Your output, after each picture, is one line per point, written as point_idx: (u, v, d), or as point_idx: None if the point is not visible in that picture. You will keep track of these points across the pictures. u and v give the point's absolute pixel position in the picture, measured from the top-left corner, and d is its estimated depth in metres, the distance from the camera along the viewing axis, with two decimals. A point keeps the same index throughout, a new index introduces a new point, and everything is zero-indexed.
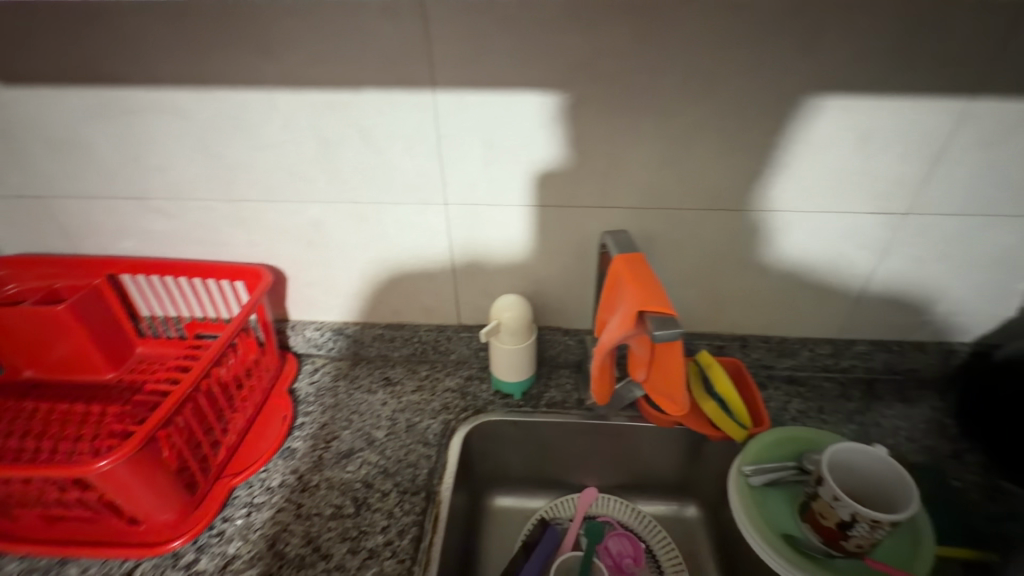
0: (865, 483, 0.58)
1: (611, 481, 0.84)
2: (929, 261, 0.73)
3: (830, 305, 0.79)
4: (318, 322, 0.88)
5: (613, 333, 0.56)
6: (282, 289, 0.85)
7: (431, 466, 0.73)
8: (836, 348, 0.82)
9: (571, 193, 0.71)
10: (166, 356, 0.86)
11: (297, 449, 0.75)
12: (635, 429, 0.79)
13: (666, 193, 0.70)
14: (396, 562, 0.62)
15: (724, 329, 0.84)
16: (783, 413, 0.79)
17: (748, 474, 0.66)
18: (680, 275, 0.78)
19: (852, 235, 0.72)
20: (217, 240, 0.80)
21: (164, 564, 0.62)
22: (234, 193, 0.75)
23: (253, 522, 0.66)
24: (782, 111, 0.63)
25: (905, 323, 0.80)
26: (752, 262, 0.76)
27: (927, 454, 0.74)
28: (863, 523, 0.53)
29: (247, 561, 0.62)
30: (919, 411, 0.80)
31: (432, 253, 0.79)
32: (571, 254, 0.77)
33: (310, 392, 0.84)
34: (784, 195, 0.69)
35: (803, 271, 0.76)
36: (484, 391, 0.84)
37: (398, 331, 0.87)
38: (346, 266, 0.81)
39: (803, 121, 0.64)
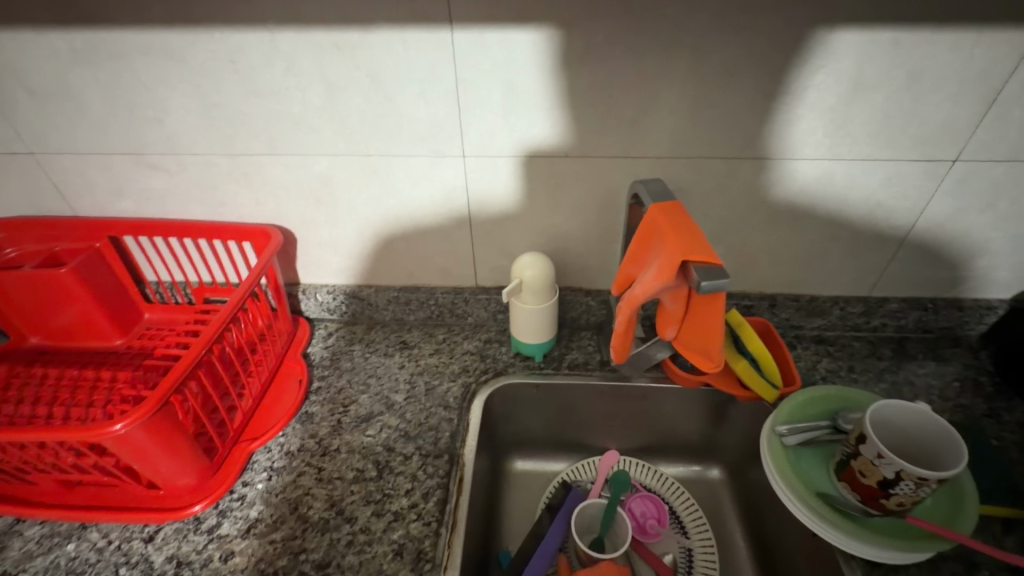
0: (908, 441, 0.56)
1: (634, 442, 0.83)
2: (974, 211, 0.69)
3: (865, 260, 0.76)
4: (329, 285, 0.85)
5: (648, 286, 0.52)
6: (292, 250, 0.81)
7: (452, 429, 0.71)
8: (867, 306, 0.80)
9: (595, 142, 0.67)
10: (175, 322, 0.84)
11: (315, 413, 0.73)
12: (659, 391, 0.77)
13: (697, 141, 0.66)
14: (422, 524, 0.61)
15: (752, 288, 0.81)
16: (812, 372, 0.77)
17: (781, 434, 0.64)
18: (709, 230, 0.75)
19: (895, 184, 0.68)
20: (222, 199, 0.77)
21: (187, 528, 0.61)
22: (238, 147, 0.71)
23: (274, 486, 0.65)
24: (829, 46, 0.58)
25: (942, 279, 0.77)
26: (786, 216, 0.72)
27: (963, 413, 0.72)
28: (908, 481, 0.51)
29: (270, 525, 0.61)
30: (953, 369, 0.78)
31: (448, 209, 0.75)
32: (594, 208, 0.73)
33: (325, 356, 0.82)
34: (825, 142, 0.65)
35: (840, 225, 0.72)
36: (503, 353, 0.82)
37: (412, 294, 0.84)
38: (357, 224, 0.78)
39: (852, 57, 0.58)
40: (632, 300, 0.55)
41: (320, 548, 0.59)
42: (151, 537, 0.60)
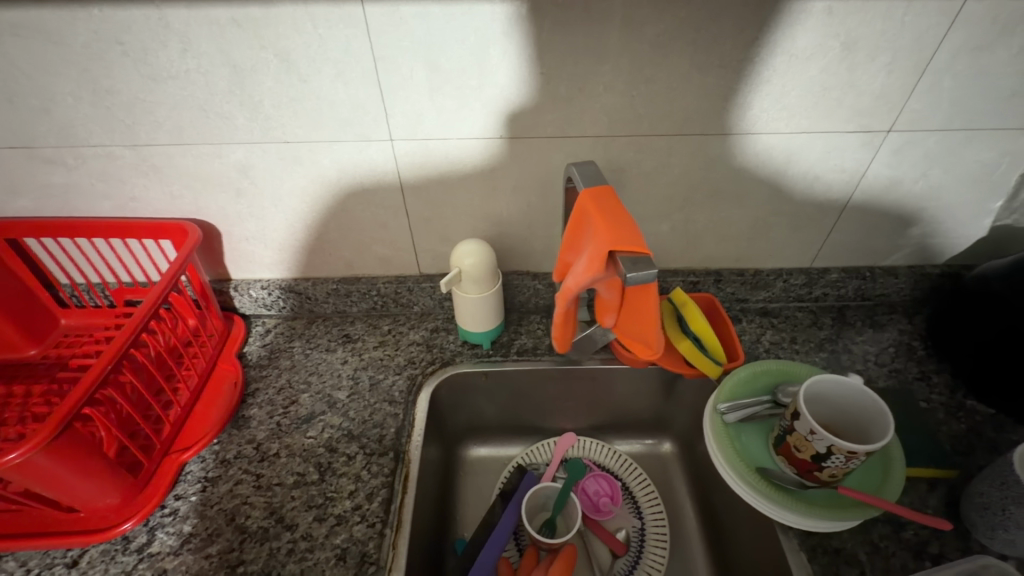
0: (840, 413, 0.57)
1: (587, 423, 0.83)
2: (908, 180, 0.70)
3: (806, 232, 0.76)
4: (263, 280, 0.80)
5: (580, 276, 0.51)
6: (217, 244, 0.76)
7: (398, 424, 0.69)
8: (810, 277, 0.81)
9: (531, 122, 0.64)
10: (96, 327, 0.78)
11: (253, 417, 0.70)
12: (609, 372, 0.77)
13: (635, 118, 0.63)
14: (366, 526, 0.59)
15: (697, 264, 0.81)
16: (757, 345, 0.78)
17: (723, 412, 0.65)
18: (651, 209, 0.73)
19: (833, 157, 0.68)
20: (131, 193, 0.70)
21: (114, 548, 0.58)
22: (141, 137, 0.64)
23: (209, 498, 0.62)
24: (764, 17, 0.56)
25: (879, 248, 0.78)
26: (728, 192, 0.71)
27: (896, 377, 0.74)
28: (838, 455, 0.52)
29: (204, 539, 0.58)
30: (888, 335, 0.80)
31: (382, 196, 0.71)
32: (536, 190, 0.70)
33: (262, 355, 0.78)
34: (762, 116, 0.64)
35: (780, 198, 0.72)
36: (451, 342, 0.79)
37: (353, 286, 0.80)
38: (285, 216, 0.73)
39: (786, 28, 0.56)
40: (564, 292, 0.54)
41: (259, 558, 0.57)
42: (76, 561, 0.57)
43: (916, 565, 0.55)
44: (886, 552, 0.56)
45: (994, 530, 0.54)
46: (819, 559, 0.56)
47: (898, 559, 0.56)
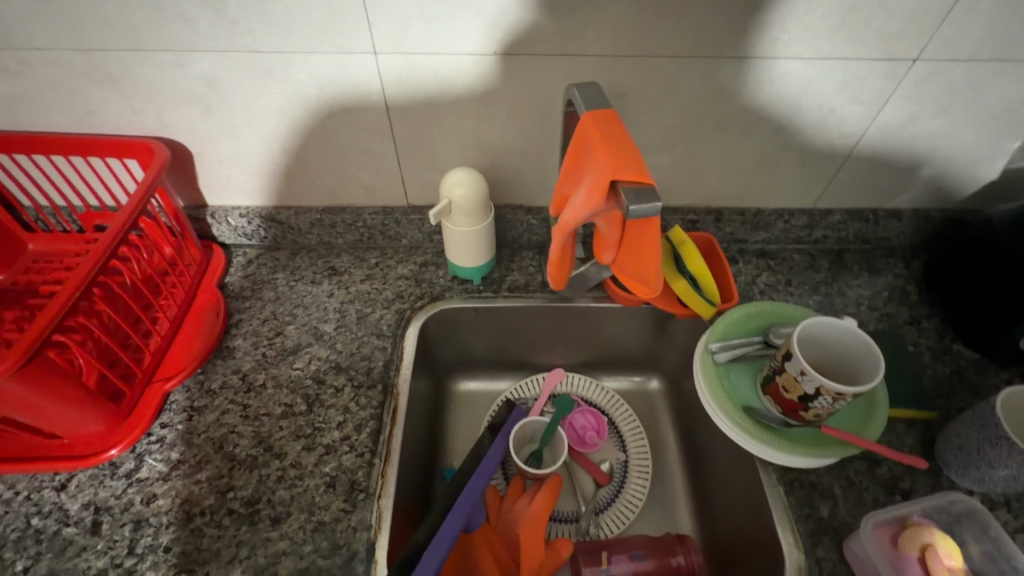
0: (831, 355, 0.57)
1: (576, 360, 0.83)
2: (925, 117, 0.66)
3: (813, 171, 0.72)
4: (241, 207, 0.76)
5: (578, 210, 0.48)
6: (189, 167, 0.71)
7: (386, 358, 0.68)
8: (811, 219, 0.78)
9: (529, 37, 0.58)
10: (66, 254, 0.73)
11: (237, 348, 0.69)
12: (600, 310, 0.76)
13: (644, 35, 0.58)
14: (355, 456, 0.59)
15: (698, 202, 0.77)
16: (751, 287, 0.77)
17: (714, 352, 0.65)
18: (653, 140, 0.69)
19: (852, 88, 0.63)
20: (88, 106, 0.64)
21: (102, 473, 0.58)
22: (92, 41, 0.58)
23: (196, 427, 0.62)
24: None
25: (886, 189, 0.75)
26: (736, 124, 0.67)
27: (887, 321, 0.74)
28: (826, 396, 0.52)
29: (193, 466, 0.59)
30: (884, 280, 0.79)
31: (366, 118, 0.65)
32: (532, 116, 0.65)
33: (244, 285, 0.76)
34: (782, 38, 0.58)
35: (791, 133, 0.68)
36: (440, 277, 0.77)
37: (337, 215, 0.76)
38: (260, 138, 0.67)
39: None
40: (560, 228, 0.52)
41: (249, 484, 0.57)
42: (64, 485, 0.57)
43: (887, 499, 0.58)
44: (861, 487, 0.59)
45: (967, 469, 0.56)
46: (795, 492, 0.58)
47: (871, 494, 0.58)
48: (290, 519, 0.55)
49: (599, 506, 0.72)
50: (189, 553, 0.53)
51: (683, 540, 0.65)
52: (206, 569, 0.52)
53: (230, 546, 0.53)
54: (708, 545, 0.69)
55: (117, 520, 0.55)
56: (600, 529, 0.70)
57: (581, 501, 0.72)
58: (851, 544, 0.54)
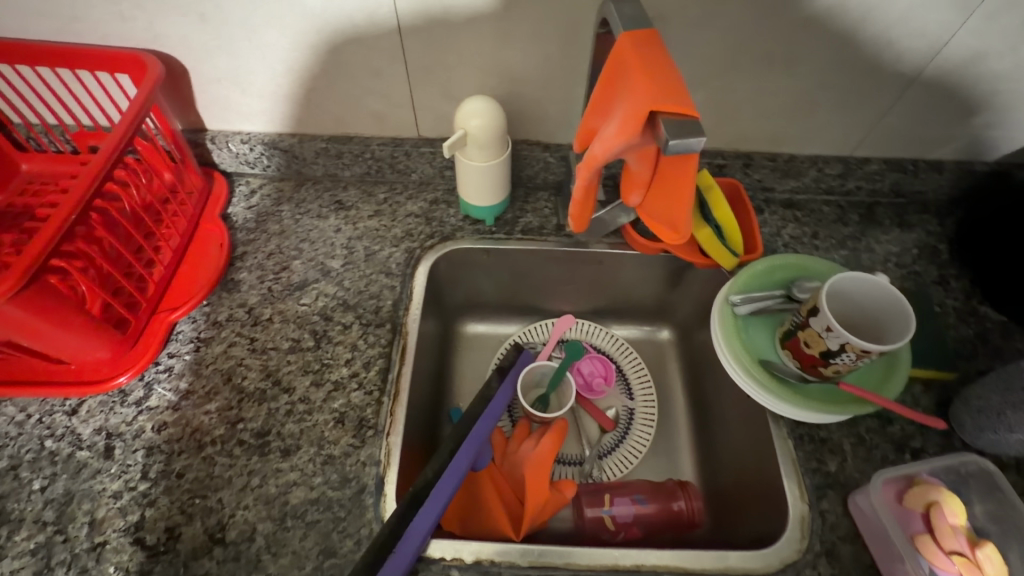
0: (859, 311, 0.55)
1: (587, 307, 0.81)
2: (991, 56, 0.60)
3: (856, 114, 0.67)
4: (243, 132, 0.72)
5: (612, 143, 0.44)
6: (185, 86, 0.66)
7: (395, 296, 0.66)
8: (846, 168, 0.73)
9: None
10: (61, 176, 0.70)
11: (243, 281, 0.67)
12: (616, 257, 0.73)
13: None
14: (364, 394, 0.59)
15: (727, 144, 0.72)
16: (775, 238, 0.73)
17: (734, 304, 0.63)
18: (688, 72, 0.63)
19: (915, 19, 0.57)
20: (74, 11, 0.59)
21: (111, 400, 0.58)
22: None
23: (204, 358, 0.61)
24: None
25: (932, 139, 0.70)
26: (779, 57, 0.61)
27: (914, 280, 0.71)
28: (850, 352, 0.51)
29: (202, 397, 0.58)
30: (915, 236, 0.75)
31: (375, 36, 0.60)
32: (557, 39, 0.59)
33: (248, 217, 0.73)
34: None
35: (839, 70, 0.62)
36: (451, 216, 0.74)
37: (343, 145, 0.72)
38: (261, 55, 0.62)
39: None
40: (589, 165, 0.48)
41: (258, 417, 0.57)
42: (75, 410, 0.57)
43: (896, 457, 0.58)
44: (871, 444, 0.58)
45: (982, 431, 0.55)
46: (804, 446, 0.58)
47: (880, 451, 0.58)
48: (300, 451, 0.55)
49: (603, 450, 0.73)
50: (201, 480, 0.54)
51: (685, 486, 0.66)
52: (218, 495, 0.53)
53: (242, 474, 0.54)
54: (709, 491, 0.70)
55: (130, 446, 0.55)
56: (603, 472, 0.71)
57: (585, 446, 0.73)
58: (856, 499, 0.54)
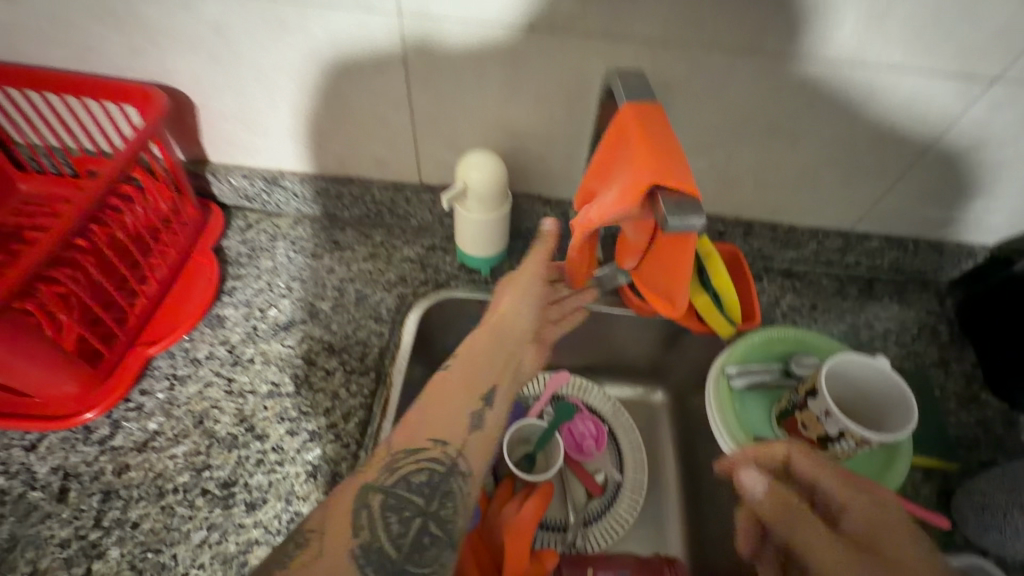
0: (858, 395, 0.53)
1: (580, 363, 0.79)
2: (991, 146, 0.60)
3: (857, 191, 0.67)
4: (245, 168, 0.71)
5: (609, 210, 0.44)
6: (191, 120, 0.66)
7: (383, 344, 0.65)
8: (847, 242, 0.73)
9: (571, 15, 0.52)
10: (57, 198, 0.70)
11: (228, 318, 0.65)
12: (612, 316, 0.72)
13: (695, 23, 0.52)
14: (340, 447, 0.56)
15: (728, 212, 0.72)
16: (774, 308, 0.73)
17: (730, 376, 0.61)
18: (691, 140, 0.63)
19: (916, 105, 0.57)
20: (86, 42, 0.59)
21: (74, 437, 0.55)
22: None
23: (177, 397, 0.59)
24: None
25: (933, 220, 0.69)
26: (782, 133, 0.62)
27: (914, 360, 0.70)
28: (850, 440, 0.49)
29: (170, 439, 0.56)
30: (915, 314, 0.74)
31: (384, 87, 0.61)
32: (563, 100, 0.60)
33: (242, 251, 0.72)
34: (852, 41, 0.52)
35: (842, 147, 0.62)
36: (447, 263, 0.73)
37: (345, 187, 0.72)
38: (270, 96, 0.62)
39: None
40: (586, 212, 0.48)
41: (225, 465, 0.54)
42: (34, 445, 0.54)
43: None
44: None
45: (986, 530, 0.53)
46: None
47: None
48: (266, 506, 0.52)
49: (589, 517, 0.70)
50: (157, 532, 0.50)
51: (671, 563, 0.63)
52: (174, 550, 0.50)
53: (201, 529, 0.51)
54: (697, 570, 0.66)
55: (85, 489, 0.52)
56: (587, 542, 0.68)
57: (570, 510, 0.69)
58: None
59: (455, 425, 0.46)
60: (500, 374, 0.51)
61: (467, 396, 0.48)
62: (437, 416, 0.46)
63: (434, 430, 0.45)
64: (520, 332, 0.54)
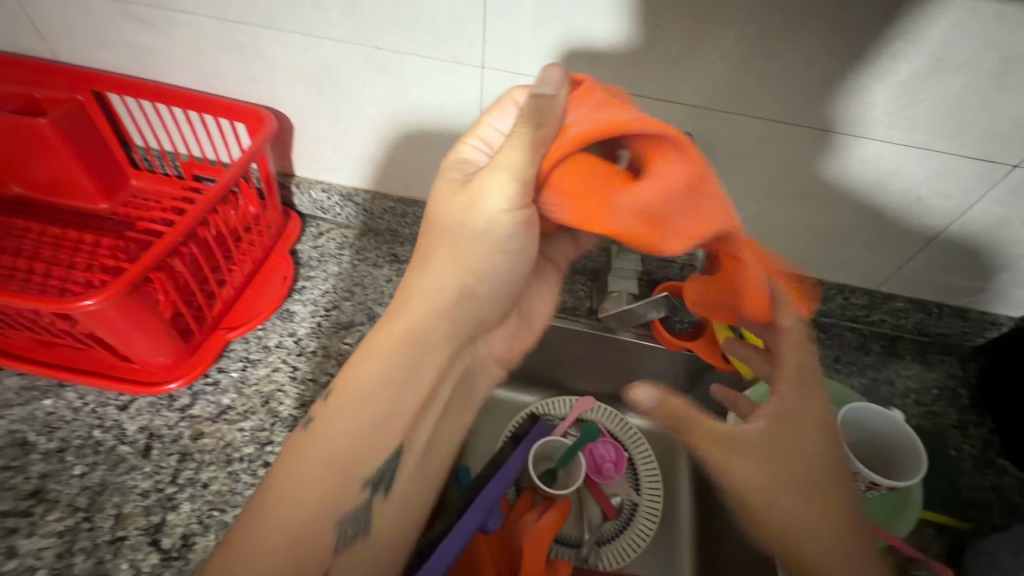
0: (869, 443, 0.58)
1: (606, 390, 0.84)
2: (1015, 224, 0.64)
3: (884, 253, 0.72)
4: (324, 183, 0.81)
5: (662, 190, 0.47)
6: (287, 139, 0.76)
7: None
8: (871, 300, 0.77)
9: (630, 78, 0.60)
10: (163, 195, 0.81)
11: (297, 313, 0.73)
12: (641, 348, 0.77)
13: (739, 94, 0.59)
14: None
15: None
16: None
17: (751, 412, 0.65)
18: (729, 194, 0.69)
19: (942, 181, 0.62)
20: (213, 69, 0.70)
21: (160, 403, 0.63)
22: (230, 12, 0.63)
23: (248, 377, 0.66)
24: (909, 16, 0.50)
25: (957, 288, 0.73)
26: (813, 195, 0.67)
27: (931, 420, 0.72)
28: (860, 483, 0.55)
29: (240, 414, 0.63)
30: (936, 375, 0.77)
31: (459, 125, 0.69)
32: None
33: (313, 255, 0.80)
34: (882, 121, 0.58)
35: (870, 212, 0.67)
36: None
37: (410, 208, 0.80)
38: (359, 125, 0.72)
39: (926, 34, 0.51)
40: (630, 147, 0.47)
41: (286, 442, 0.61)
42: (126, 406, 0.62)
43: None
44: None
45: None
46: None
47: None
48: None
49: (603, 536, 0.73)
50: (223, 494, 0.57)
51: None
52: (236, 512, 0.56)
53: None
54: None
55: (166, 449, 0.60)
56: (599, 559, 0.72)
57: (585, 529, 0.74)
58: None
59: (312, 550, 0.42)
60: (381, 447, 0.47)
61: (322, 504, 0.43)
62: (279, 529, 0.41)
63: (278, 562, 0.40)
64: (414, 378, 0.49)
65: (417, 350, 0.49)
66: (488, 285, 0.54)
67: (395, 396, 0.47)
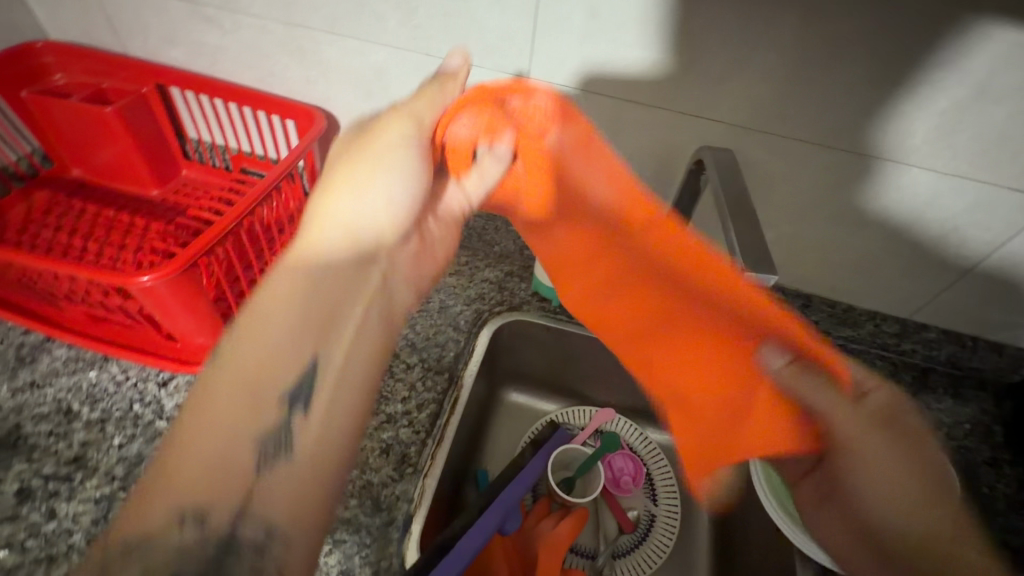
0: None
1: (627, 403, 0.84)
2: None
3: (919, 282, 0.71)
4: None
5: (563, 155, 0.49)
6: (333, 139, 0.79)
7: (458, 350, 0.72)
8: (903, 328, 0.76)
9: (671, 95, 0.62)
10: (211, 185, 0.85)
11: None
12: None
13: (779, 115, 0.60)
14: (412, 432, 0.63)
15: (787, 282, 0.78)
16: None
17: None
18: (763, 213, 0.70)
19: (981, 212, 0.62)
20: (271, 69, 0.74)
21: None
22: (293, 17, 0.66)
23: None
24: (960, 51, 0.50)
25: (992, 321, 0.72)
26: (847, 218, 0.67)
27: (965, 456, 0.69)
28: None
29: None
30: (970, 411, 0.73)
31: None
32: (652, 163, 0.70)
33: None
34: (922, 148, 0.58)
35: (905, 239, 0.67)
36: (522, 289, 0.81)
37: None
38: None
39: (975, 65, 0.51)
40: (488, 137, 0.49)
41: None
42: (165, 383, 0.65)
43: None
44: None
45: None
46: None
47: None
48: None
49: (618, 550, 0.72)
50: None
51: None
52: None
53: None
54: None
55: None
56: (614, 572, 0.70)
57: (600, 541, 0.73)
58: None
59: (226, 481, 0.33)
60: (295, 360, 0.38)
61: (235, 426, 0.35)
62: (188, 466, 0.33)
63: (182, 491, 0.32)
64: (326, 287, 0.41)
65: (329, 283, 0.41)
66: (395, 207, 0.46)
67: (307, 304, 0.39)
